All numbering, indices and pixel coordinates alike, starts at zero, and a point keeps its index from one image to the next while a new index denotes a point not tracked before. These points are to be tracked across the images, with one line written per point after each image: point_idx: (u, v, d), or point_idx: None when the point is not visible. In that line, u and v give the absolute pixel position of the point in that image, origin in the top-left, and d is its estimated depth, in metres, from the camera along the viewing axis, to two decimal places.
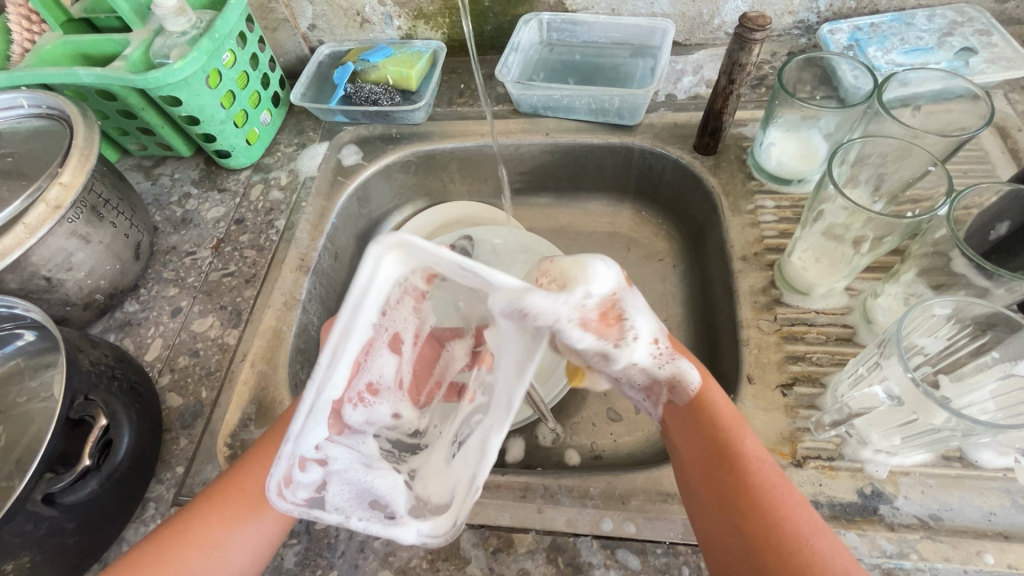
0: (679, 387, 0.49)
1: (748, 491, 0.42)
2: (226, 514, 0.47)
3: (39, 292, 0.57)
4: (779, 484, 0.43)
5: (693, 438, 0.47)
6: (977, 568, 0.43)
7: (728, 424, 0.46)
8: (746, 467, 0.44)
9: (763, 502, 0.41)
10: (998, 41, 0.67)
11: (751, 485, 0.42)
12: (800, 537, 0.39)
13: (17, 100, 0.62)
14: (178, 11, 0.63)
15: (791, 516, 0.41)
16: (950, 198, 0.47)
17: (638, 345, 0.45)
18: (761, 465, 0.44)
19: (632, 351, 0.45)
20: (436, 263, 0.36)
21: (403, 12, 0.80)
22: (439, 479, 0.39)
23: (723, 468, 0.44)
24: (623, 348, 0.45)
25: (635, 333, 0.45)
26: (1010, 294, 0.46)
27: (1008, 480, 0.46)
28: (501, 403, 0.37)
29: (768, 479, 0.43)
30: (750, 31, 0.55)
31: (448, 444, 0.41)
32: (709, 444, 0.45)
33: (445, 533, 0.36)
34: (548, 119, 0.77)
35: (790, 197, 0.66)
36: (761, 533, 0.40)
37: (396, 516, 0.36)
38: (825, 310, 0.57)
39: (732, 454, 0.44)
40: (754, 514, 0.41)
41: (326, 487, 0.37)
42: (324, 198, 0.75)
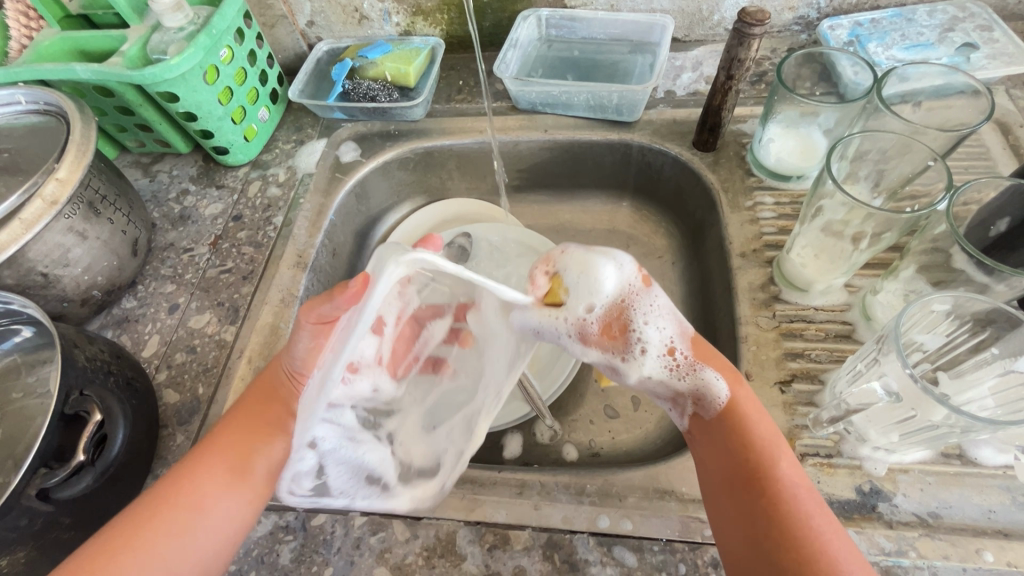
0: (707, 400, 0.48)
1: (782, 518, 0.41)
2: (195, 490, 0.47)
3: (36, 288, 0.57)
4: (814, 510, 0.41)
5: (723, 455, 0.45)
6: (976, 566, 0.43)
7: (763, 444, 0.44)
8: (780, 492, 0.42)
9: (797, 532, 0.40)
10: (1000, 37, 0.66)
11: (785, 512, 0.41)
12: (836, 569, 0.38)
13: (15, 97, 0.62)
14: (174, 8, 0.63)
15: (828, 547, 0.39)
16: (950, 192, 0.46)
17: (648, 359, 0.49)
18: (797, 490, 0.42)
19: (640, 365, 0.49)
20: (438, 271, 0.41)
21: (402, 8, 0.79)
22: (419, 448, 0.49)
23: (756, 493, 0.42)
24: (630, 363, 0.50)
25: (642, 346, 0.49)
26: (1011, 290, 0.45)
27: (1007, 478, 0.46)
28: (490, 391, 0.48)
29: (805, 507, 0.41)
30: (749, 26, 0.54)
31: (424, 414, 0.50)
32: (742, 464, 0.44)
33: (428, 501, 0.47)
34: (547, 115, 0.77)
35: (790, 193, 0.65)
36: (791, 562, 0.39)
37: (389, 487, 0.48)
38: (824, 306, 0.56)
39: (766, 476, 0.43)
40: (789, 543, 0.40)
41: (324, 473, 0.46)
42: (322, 195, 0.75)
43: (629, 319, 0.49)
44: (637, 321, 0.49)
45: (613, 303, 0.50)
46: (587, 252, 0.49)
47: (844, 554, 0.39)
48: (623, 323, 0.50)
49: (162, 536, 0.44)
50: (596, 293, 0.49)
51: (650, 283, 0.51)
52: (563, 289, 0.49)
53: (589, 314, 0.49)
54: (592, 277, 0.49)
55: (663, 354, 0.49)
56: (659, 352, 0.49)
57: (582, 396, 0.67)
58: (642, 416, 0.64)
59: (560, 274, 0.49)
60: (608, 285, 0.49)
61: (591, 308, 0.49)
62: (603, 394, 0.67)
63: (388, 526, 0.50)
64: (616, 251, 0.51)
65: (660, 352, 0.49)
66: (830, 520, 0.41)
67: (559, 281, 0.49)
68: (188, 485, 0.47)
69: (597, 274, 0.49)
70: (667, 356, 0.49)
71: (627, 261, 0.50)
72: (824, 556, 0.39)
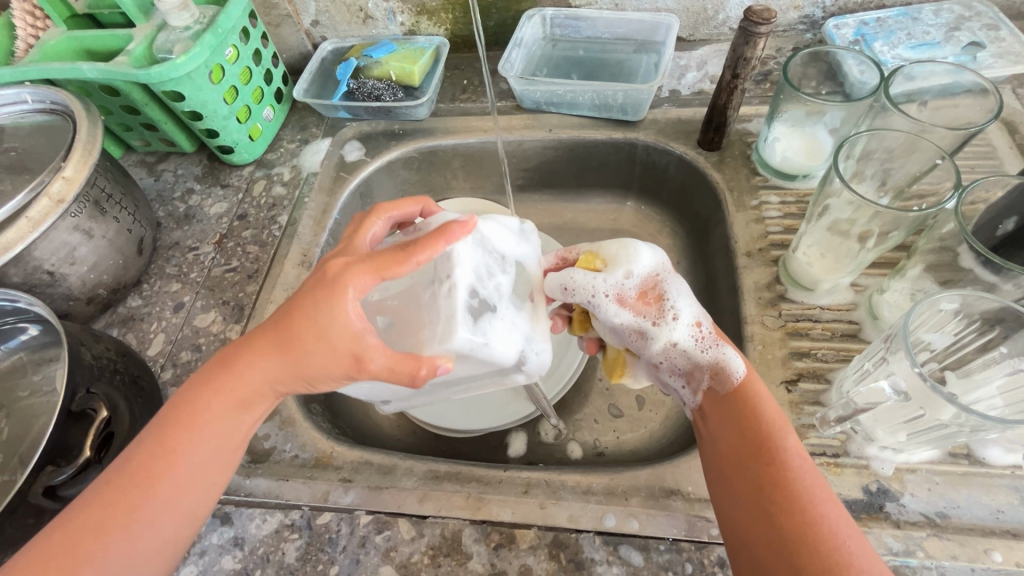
0: (723, 375, 0.47)
1: (787, 487, 0.40)
2: (141, 492, 0.41)
3: (42, 287, 0.57)
4: (818, 481, 0.41)
5: (729, 428, 0.45)
6: (985, 566, 0.43)
7: (767, 419, 0.44)
8: (785, 462, 0.42)
9: (801, 501, 0.39)
10: (1007, 36, 0.66)
11: (789, 481, 0.41)
12: (839, 536, 0.38)
13: (21, 96, 0.62)
14: (181, 7, 0.63)
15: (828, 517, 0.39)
16: (958, 191, 0.46)
17: (679, 325, 0.49)
18: (801, 463, 0.41)
19: (670, 330, 0.49)
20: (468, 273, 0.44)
21: (406, 7, 0.79)
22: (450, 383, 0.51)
23: (760, 464, 0.42)
24: (662, 327, 0.49)
25: (674, 312, 0.49)
26: (1018, 289, 0.45)
27: (1015, 477, 0.46)
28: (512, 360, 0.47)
29: (808, 477, 0.41)
30: (755, 25, 0.54)
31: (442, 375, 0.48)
32: (747, 436, 0.44)
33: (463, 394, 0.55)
34: (552, 114, 0.77)
35: (796, 192, 0.65)
36: (795, 529, 0.38)
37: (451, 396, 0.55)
38: (831, 306, 0.56)
39: (770, 448, 0.42)
40: (792, 509, 0.39)
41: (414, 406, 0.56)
42: (326, 194, 0.75)
43: (663, 290, 0.50)
44: (672, 292, 0.50)
45: (649, 274, 0.51)
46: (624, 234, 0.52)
47: (845, 524, 0.39)
48: (657, 292, 0.50)
49: (105, 537, 0.40)
50: (633, 262, 0.50)
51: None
52: (604, 260, 0.51)
53: (626, 280, 0.50)
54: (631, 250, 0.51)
55: (692, 324, 0.49)
56: (689, 321, 0.49)
57: (587, 395, 0.67)
58: (647, 415, 0.64)
59: (596, 249, 0.52)
60: (647, 256, 0.50)
61: (629, 275, 0.50)
62: (608, 393, 0.66)
63: (394, 525, 0.50)
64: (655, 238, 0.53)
65: (690, 321, 0.49)
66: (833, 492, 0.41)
67: (593, 253, 0.52)
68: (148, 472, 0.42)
69: (637, 245, 0.51)
70: (695, 327, 0.49)
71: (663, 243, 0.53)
72: (828, 523, 0.38)
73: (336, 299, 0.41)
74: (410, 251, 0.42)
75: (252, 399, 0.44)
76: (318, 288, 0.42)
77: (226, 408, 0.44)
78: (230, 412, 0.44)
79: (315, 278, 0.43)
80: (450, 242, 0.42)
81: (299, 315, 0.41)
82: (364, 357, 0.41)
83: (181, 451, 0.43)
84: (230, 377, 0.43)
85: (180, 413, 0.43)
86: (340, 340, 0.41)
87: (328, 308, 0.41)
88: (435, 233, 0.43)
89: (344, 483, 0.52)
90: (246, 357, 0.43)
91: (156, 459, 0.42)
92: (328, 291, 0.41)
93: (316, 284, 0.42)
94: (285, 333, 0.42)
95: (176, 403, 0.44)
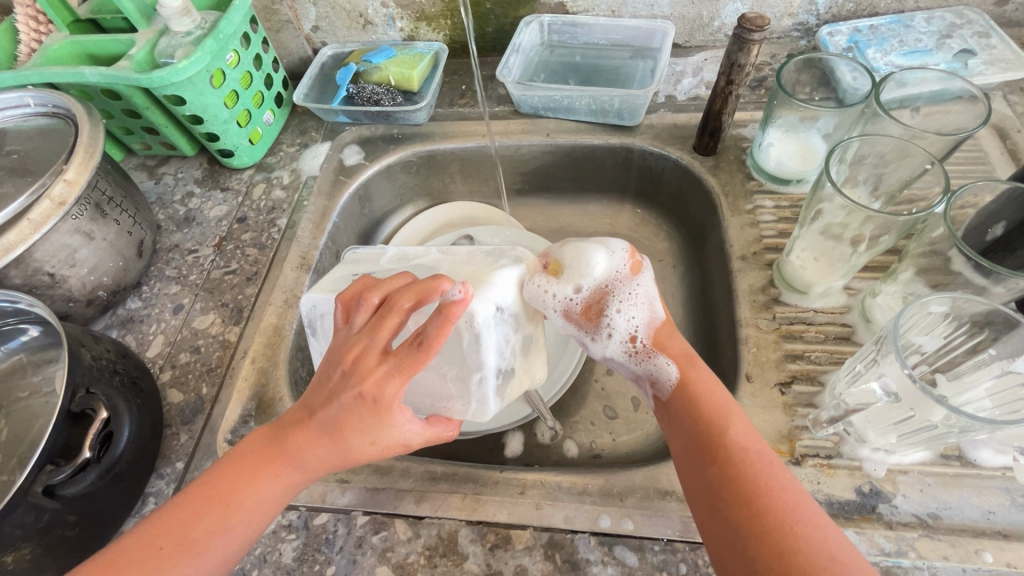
0: (660, 382, 0.49)
1: (734, 481, 0.40)
2: (162, 562, 0.41)
3: (42, 288, 0.57)
4: (766, 468, 0.40)
5: (682, 432, 0.45)
6: (976, 567, 0.43)
7: (711, 415, 0.44)
8: (732, 455, 0.41)
9: (749, 492, 0.39)
10: (997, 43, 0.67)
11: (737, 476, 0.40)
12: (789, 523, 0.37)
13: (23, 100, 0.63)
14: (183, 12, 0.63)
15: (777, 503, 0.38)
16: (947, 195, 0.47)
17: (612, 342, 0.52)
18: (747, 454, 0.41)
19: (603, 346, 0.52)
20: (490, 359, 0.46)
21: (406, 13, 0.80)
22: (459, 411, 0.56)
23: (708, 460, 0.42)
24: (598, 341, 0.53)
25: (609, 329, 0.52)
26: (1009, 292, 0.46)
27: (1006, 479, 0.46)
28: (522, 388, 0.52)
29: (755, 466, 0.40)
30: (749, 31, 0.55)
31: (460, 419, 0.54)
32: (696, 437, 0.44)
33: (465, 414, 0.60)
34: (549, 119, 0.77)
35: (790, 197, 0.66)
36: (749, 524, 0.38)
37: None
38: (823, 309, 0.57)
39: (716, 444, 0.42)
40: (740, 505, 0.39)
41: None
42: (325, 197, 0.75)
43: (605, 306, 0.52)
44: (613, 309, 0.51)
45: (596, 287, 0.52)
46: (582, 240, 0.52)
47: (798, 510, 0.38)
48: (599, 307, 0.52)
49: None
50: (583, 274, 0.51)
51: (638, 272, 0.52)
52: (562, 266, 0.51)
53: (575, 295, 0.51)
54: (586, 260, 0.51)
55: (626, 340, 0.52)
56: (621, 338, 0.52)
57: (583, 397, 0.67)
58: (643, 418, 0.64)
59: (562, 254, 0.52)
60: (598, 269, 0.51)
61: (578, 289, 0.51)
62: (604, 395, 0.67)
63: (391, 525, 0.50)
64: (611, 239, 0.53)
65: (622, 338, 0.52)
66: (784, 475, 0.40)
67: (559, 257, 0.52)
68: (172, 540, 0.42)
69: (589, 258, 0.51)
70: (628, 343, 0.52)
71: (618, 248, 0.52)
72: (777, 512, 0.38)
73: (387, 415, 0.43)
74: (428, 349, 0.41)
75: (297, 482, 0.46)
76: (365, 408, 0.43)
77: (271, 490, 0.45)
78: (276, 502, 0.46)
79: (358, 394, 0.43)
80: (451, 323, 0.40)
81: (350, 426, 0.43)
82: (411, 444, 0.45)
83: (217, 524, 0.43)
84: (287, 469, 0.45)
85: (226, 489, 0.44)
86: (392, 439, 0.44)
87: (382, 423, 0.43)
88: (435, 317, 0.40)
89: (341, 484, 0.53)
90: (299, 445, 0.45)
91: (203, 529, 0.43)
92: (377, 410, 0.43)
93: (361, 402, 0.43)
94: (338, 438, 0.44)
95: (216, 489, 0.44)
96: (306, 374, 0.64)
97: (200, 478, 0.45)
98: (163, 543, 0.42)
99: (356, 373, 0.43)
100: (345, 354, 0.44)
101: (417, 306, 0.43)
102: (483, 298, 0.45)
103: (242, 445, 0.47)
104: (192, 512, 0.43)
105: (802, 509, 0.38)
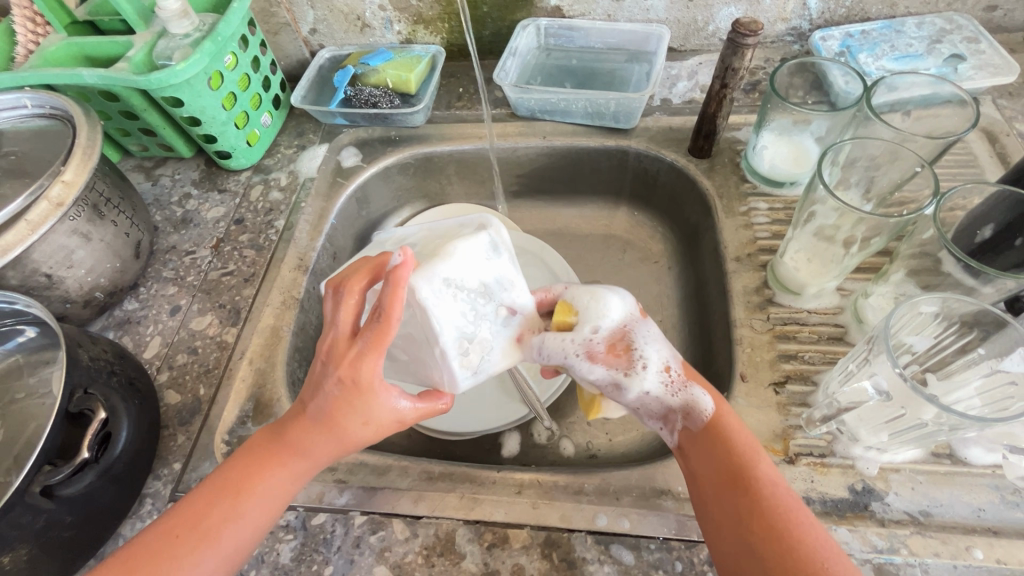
0: (694, 414, 0.47)
1: (766, 514, 0.41)
2: (177, 552, 0.42)
3: (40, 289, 0.57)
4: (793, 504, 0.42)
5: (708, 457, 0.45)
6: (966, 563, 0.44)
7: (742, 445, 0.45)
8: (761, 490, 0.42)
9: (779, 527, 0.40)
10: (986, 48, 0.68)
11: (767, 509, 0.41)
12: (815, 557, 0.39)
13: (21, 100, 0.63)
14: (182, 14, 0.63)
15: (807, 537, 0.40)
16: (937, 197, 0.48)
17: (649, 374, 0.48)
18: (776, 488, 0.42)
19: (642, 380, 0.48)
20: (447, 335, 0.45)
21: (403, 16, 0.81)
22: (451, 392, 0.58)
23: (740, 490, 0.42)
24: (634, 377, 0.48)
25: (643, 361, 0.48)
26: (997, 292, 0.47)
27: (996, 477, 0.47)
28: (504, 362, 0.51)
29: (783, 501, 0.42)
30: (742, 36, 0.56)
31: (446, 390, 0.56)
32: (726, 464, 0.44)
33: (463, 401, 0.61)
34: (546, 122, 0.78)
35: (783, 199, 0.66)
36: (778, 558, 0.39)
37: None
38: (817, 309, 0.58)
39: (746, 475, 0.43)
40: (770, 537, 0.40)
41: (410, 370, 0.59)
42: (323, 199, 0.76)
43: (632, 340, 0.50)
44: (639, 342, 0.49)
45: (617, 327, 0.50)
46: (595, 285, 0.52)
47: (824, 543, 0.40)
48: (626, 344, 0.49)
49: None
50: (600, 316, 0.50)
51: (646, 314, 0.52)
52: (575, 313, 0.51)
53: (593, 335, 0.49)
54: (599, 304, 0.51)
55: (662, 371, 0.49)
56: (659, 368, 0.48)
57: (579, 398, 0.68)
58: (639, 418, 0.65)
59: (571, 299, 0.52)
60: (614, 311, 0.50)
61: (595, 329, 0.50)
62: None
63: (388, 525, 0.50)
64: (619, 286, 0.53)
65: (659, 367, 0.48)
66: (806, 511, 0.42)
67: (569, 304, 0.51)
68: (188, 539, 0.43)
69: (605, 302, 0.50)
70: (664, 373, 0.49)
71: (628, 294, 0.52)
72: (806, 545, 0.39)
73: (371, 395, 0.44)
74: (387, 319, 0.42)
75: (298, 476, 0.47)
76: (349, 392, 0.44)
77: (273, 485, 0.45)
78: (282, 499, 0.46)
79: (338, 380, 0.44)
80: (400, 289, 0.41)
81: (340, 413, 0.44)
82: (406, 419, 0.47)
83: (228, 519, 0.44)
84: (291, 461, 0.46)
85: (235, 481, 0.45)
86: (385, 417, 0.46)
87: (368, 403, 0.44)
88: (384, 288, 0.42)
89: (339, 484, 0.53)
90: (297, 437, 0.46)
91: (217, 517, 0.44)
92: (360, 392, 0.44)
93: (343, 387, 0.44)
94: (332, 426, 0.45)
95: (226, 486, 0.45)
96: (303, 375, 0.65)
97: (213, 475, 0.46)
98: (180, 533, 0.43)
99: (333, 361, 0.44)
100: (321, 346, 0.46)
101: (368, 280, 0.45)
102: (430, 275, 0.45)
103: (247, 445, 0.47)
104: (205, 501, 0.44)
105: (826, 542, 0.40)
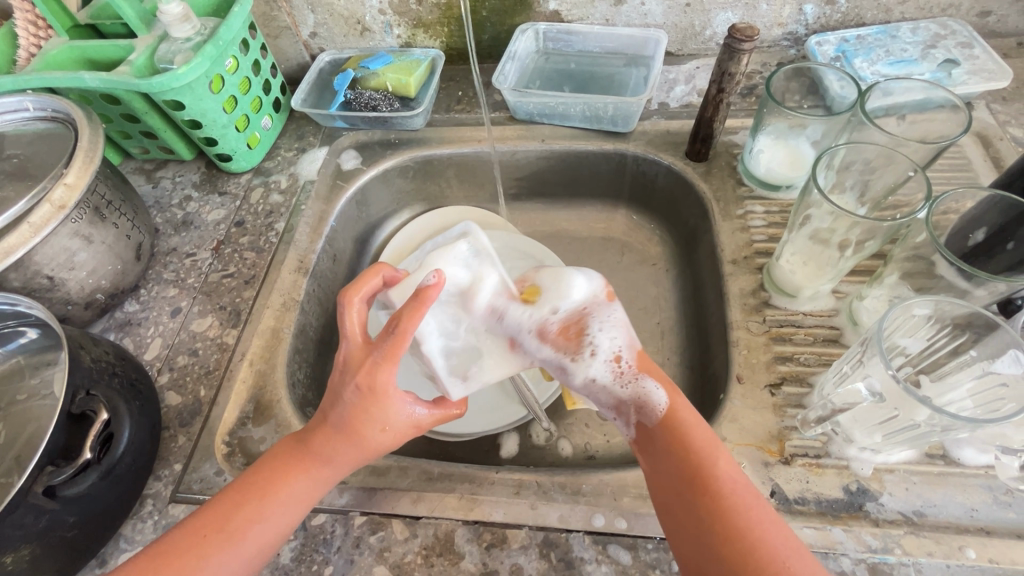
0: (646, 408, 0.48)
1: (724, 516, 0.41)
2: (202, 550, 0.43)
3: (41, 291, 0.58)
4: (750, 502, 0.42)
5: (664, 458, 0.45)
6: (959, 563, 0.44)
7: (697, 443, 0.44)
8: (717, 491, 0.42)
9: (740, 529, 0.40)
10: (980, 54, 0.69)
11: (726, 511, 0.41)
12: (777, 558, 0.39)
13: (23, 103, 0.63)
14: (183, 18, 0.64)
15: (768, 536, 0.40)
16: (930, 201, 0.48)
17: (596, 361, 0.50)
18: (736, 488, 0.42)
19: (587, 366, 0.50)
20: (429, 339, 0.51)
21: (403, 20, 0.82)
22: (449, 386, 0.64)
23: (695, 492, 0.42)
24: (579, 363, 0.50)
25: (592, 348, 0.50)
26: (989, 294, 0.47)
27: (989, 477, 0.48)
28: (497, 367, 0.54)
29: (741, 502, 0.41)
30: (738, 42, 0.56)
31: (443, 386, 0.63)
32: (682, 467, 0.44)
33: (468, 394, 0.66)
34: (545, 125, 0.79)
35: (779, 203, 0.67)
36: (739, 560, 0.39)
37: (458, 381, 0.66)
38: (812, 312, 0.58)
39: (704, 477, 0.43)
40: (730, 539, 0.40)
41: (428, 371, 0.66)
42: (323, 202, 0.76)
43: (586, 325, 0.50)
44: (593, 327, 0.50)
45: (575, 309, 0.51)
46: (561, 268, 0.54)
47: (788, 543, 0.40)
48: (580, 327, 0.50)
49: None
50: (559, 297, 0.51)
51: (613, 298, 0.52)
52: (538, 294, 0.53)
53: (550, 314, 0.51)
54: (562, 284, 0.52)
55: (611, 359, 0.50)
56: (607, 356, 0.50)
57: None
58: None
59: (538, 281, 0.54)
60: (575, 292, 0.51)
61: (554, 310, 0.51)
62: None
63: (388, 526, 0.51)
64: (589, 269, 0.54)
65: (608, 355, 0.50)
66: (765, 509, 0.42)
67: (534, 287, 0.54)
68: (213, 539, 0.43)
69: (566, 282, 0.52)
70: (613, 361, 0.50)
71: (596, 277, 0.53)
72: (767, 547, 0.39)
73: (387, 401, 0.45)
74: (403, 330, 0.43)
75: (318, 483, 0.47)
76: (368, 400, 0.45)
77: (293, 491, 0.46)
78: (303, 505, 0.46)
79: (355, 387, 0.44)
80: (427, 305, 0.44)
81: (360, 421, 0.45)
82: (422, 425, 0.48)
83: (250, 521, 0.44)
84: (314, 467, 0.46)
85: (261, 484, 0.46)
86: (401, 423, 0.46)
87: (385, 410, 0.45)
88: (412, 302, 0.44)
89: (339, 485, 0.53)
90: (320, 444, 0.46)
91: (242, 517, 0.44)
92: (377, 399, 0.45)
93: (361, 394, 0.44)
94: (352, 433, 0.46)
95: (251, 488, 0.46)
96: (304, 377, 0.65)
97: (236, 479, 0.47)
98: (206, 533, 0.43)
99: (351, 369, 0.45)
100: (337, 357, 0.46)
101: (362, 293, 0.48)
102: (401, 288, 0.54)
103: (274, 450, 0.48)
104: (230, 502, 0.45)
105: (791, 542, 0.40)
